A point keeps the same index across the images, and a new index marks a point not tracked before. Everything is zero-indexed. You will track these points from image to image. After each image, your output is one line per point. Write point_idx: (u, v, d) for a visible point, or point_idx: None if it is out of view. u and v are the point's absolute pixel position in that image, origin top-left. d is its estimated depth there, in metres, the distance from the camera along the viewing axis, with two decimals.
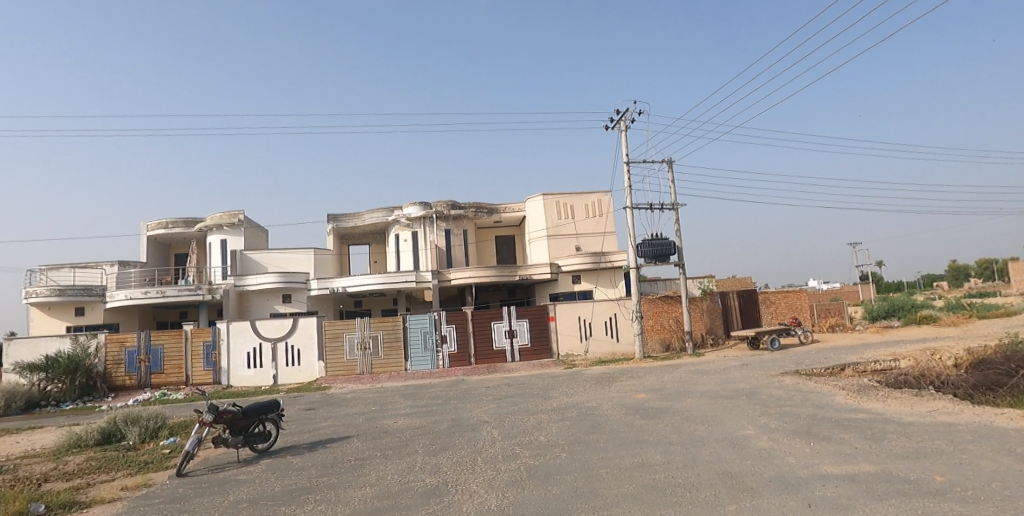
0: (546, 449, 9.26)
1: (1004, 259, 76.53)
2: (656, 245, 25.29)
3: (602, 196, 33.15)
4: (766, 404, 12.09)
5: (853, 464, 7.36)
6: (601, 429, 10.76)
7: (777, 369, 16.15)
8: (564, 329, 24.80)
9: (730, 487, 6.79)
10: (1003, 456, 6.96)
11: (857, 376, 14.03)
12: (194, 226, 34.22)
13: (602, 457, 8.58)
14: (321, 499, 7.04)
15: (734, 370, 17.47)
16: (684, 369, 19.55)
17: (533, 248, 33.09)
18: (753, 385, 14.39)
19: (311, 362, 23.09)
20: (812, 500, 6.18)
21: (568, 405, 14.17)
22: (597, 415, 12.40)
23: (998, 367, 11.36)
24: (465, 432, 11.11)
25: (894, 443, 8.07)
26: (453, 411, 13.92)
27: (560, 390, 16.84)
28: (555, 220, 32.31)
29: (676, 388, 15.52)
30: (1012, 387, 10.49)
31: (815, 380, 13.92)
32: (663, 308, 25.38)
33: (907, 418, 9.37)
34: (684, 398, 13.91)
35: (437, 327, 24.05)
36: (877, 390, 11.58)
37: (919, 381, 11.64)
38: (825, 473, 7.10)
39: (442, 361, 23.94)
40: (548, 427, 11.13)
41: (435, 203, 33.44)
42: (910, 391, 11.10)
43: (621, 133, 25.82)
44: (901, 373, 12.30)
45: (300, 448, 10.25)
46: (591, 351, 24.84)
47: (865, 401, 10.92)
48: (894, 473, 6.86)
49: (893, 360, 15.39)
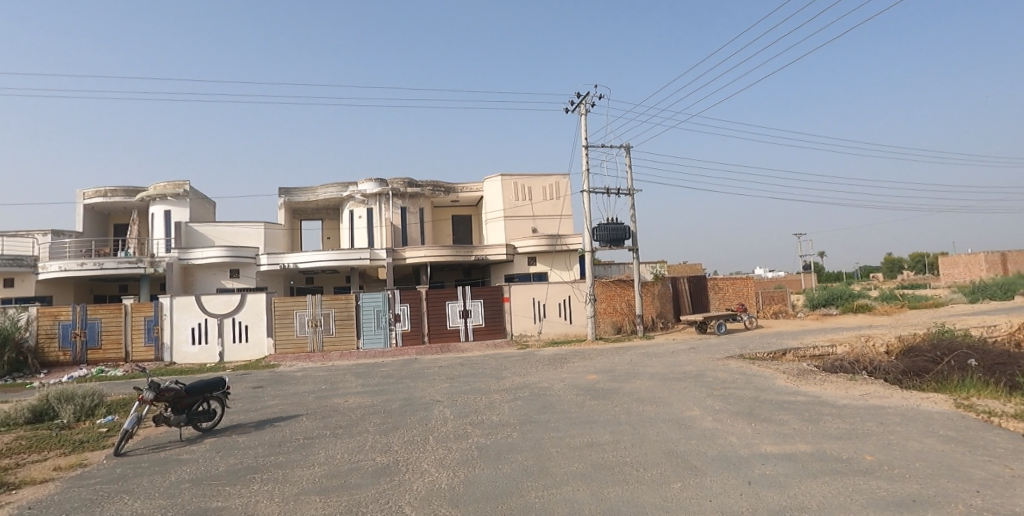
0: (497, 429, 9.34)
1: (934, 254, 81.55)
2: (611, 229, 25.66)
3: (560, 179, 33.27)
4: (711, 386, 12.56)
5: (790, 444, 7.74)
6: (552, 409, 10.93)
7: (723, 353, 16.80)
8: (518, 310, 24.96)
9: (674, 466, 7.03)
10: (927, 437, 7.46)
11: (796, 361, 14.76)
12: (135, 196, 32.48)
13: (552, 436, 8.74)
14: (269, 478, 6.90)
15: (682, 354, 18.02)
16: (634, 351, 20.06)
17: (489, 229, 33.05)
18: (699, 367, 14.90)
19: (259, 339, 22.48)
20: (751, 478, 6.47)
21: (521, 385, 14.32)
22: (548, 395, 12.60)
23: (925, 354, 12.12)
24: (417, 411, 11.08)
25: (829, 424, 8.55)
26: (406, 390, 13.84)
27: (513, 371, 16.99)
28: (512, 201, 32.32)
29: (625, 369, 15.95)
30: (937, 372, 11.19)
31: (758, 364, 14.57)
32: (616, 292, 25.86)
33: (841, 400, 9.92)
34: (634, 379, 14.30)
35: (391, 306, 23.79)
36: (814, 374, 12.20)
37: (853, 366, 12.34)
38: (764, 453, 7.44)
39: (395, 340, 23.74)
40: (500, 407, 11.23)
41: (391, 180, 32.87)
42: (845, 376, 11.71)
43: (582, 116, 25.89)
44: (837, 359, 12.99)
45: (246, 427, 9.99)
46: (544, 332, 25.13)
47: (803, 384, 11.48)
48: (827, 453, 7.25)
49: (830, 346, 16.20)
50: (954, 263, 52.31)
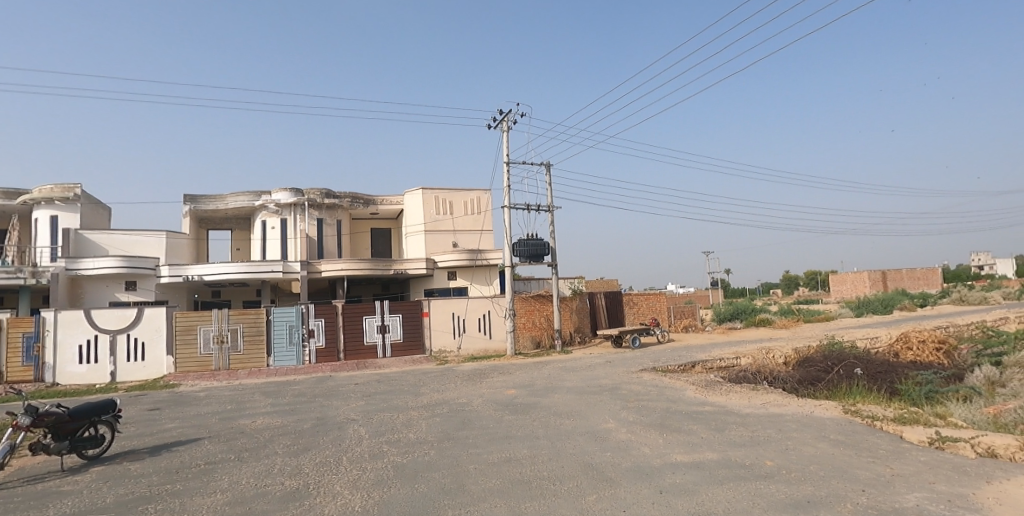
0: (415, 447, 9.08)
1: (825, 273, 88.95)
2: (531, 245, 26.01)
3: (481, 194, 33.38)
4: (626, 398, 12.90)
5: (699, 452, 8.06)
6: (470, 425, 10.79)
7: (637, 366, 17.34)
8: (438, 325, 24.63)
9: (590, 478, 7.11)
10: (819, 442, 8.02)
11: (704, 373, 15.50)
12: (14, 198, 29.20)
13: (470, 453, 8.60)
14: (163, 509, 6.29)
15: (599, 367, 18.43)
16: (553, 366, 20.30)
17: (409, 242, 32.54)
18: (615, 381, 15.29)
19: (157, 357, 20.73)
20: (663, 487, 6.66)
21: (439, 401, 14.05)
22: (467, 411, 12.43)
23: (818, 365, 13.09)
24: (330, 430, 10.56)
25: (733, 432, 9.00)
26: (319, 409, 13.19)
27: (431, 387, 16.66)
28: (433, 215, 32.05)
29: (544, 384, 16.07)
30: (828, 381, 12.09)
31: (669, 376, 15.16)
32: (535, 307, 26.17)
33: (745, 410, 10.49)
34: (552, 393, 14.43)
35: (304, 321, 22.73)
36: (720, 385, 12.84)
37: (755, 377, 13.11)
38: (675, 462, 7.69)
39: (308, 357, 22.68)
40: (418, 424, 10.94)
41: (308, 190, 31.64)
42: (748, 386, 12.41)
43: (504, 133, 26.21)
44: (741, 370, 13.76)
45: (139, 453, 9.10)
46: (464, 347, 24.93)
47: (711, 395, 12.05)
48: (732, 460, 7.61)
49: (735, 358, 17.16)
50: (842, 280, 57.30)
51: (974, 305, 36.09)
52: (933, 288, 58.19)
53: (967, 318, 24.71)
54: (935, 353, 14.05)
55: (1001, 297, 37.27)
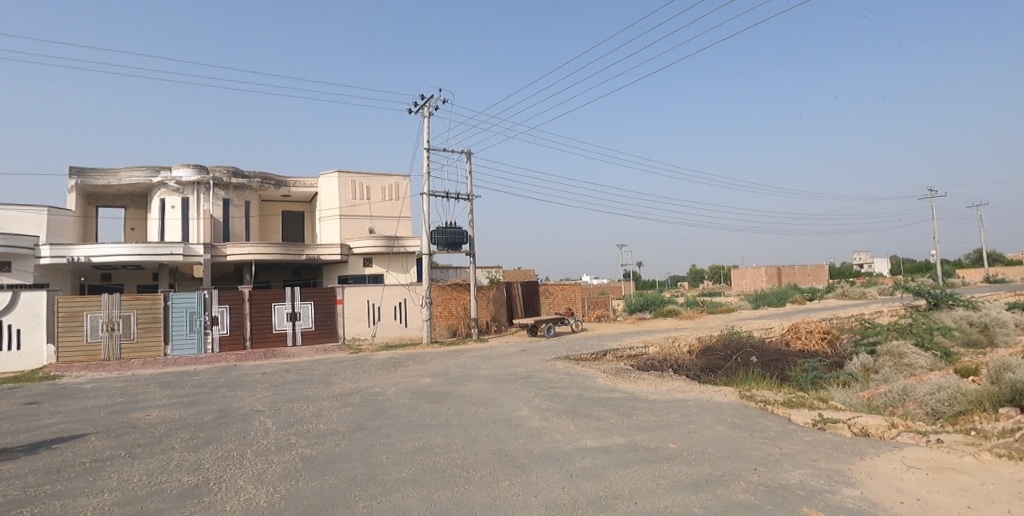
0: (325, 438, 8.76)
1: (728, 267, 95.00)
2: (450, 233, 25.81)
3: (400, 180, 32.69)
4: (540, 386, 13.15)
5: (607, 437, 8.36)
6: (384, 414, 10.58)
7: (551, 354, 17.72)
8: (352, 312, 23.90)
9: (503, 465, 7.18)
10: (717, 425, 8.57)
11: (614, 361, 16.10)
12: None
13: (383, 442, 8.43)
14: (40, 512, 5.68)
15: (514, 356, 18.65)
16: (469, 354, 20.31)
17: (323, 227, 31.29)
18: (529, 369, 15.55)
19: (36, 347, 18.63)
20: (573, 471, 6.85)
21: (351, 390, 13.67)
22: (380, 401, 12.17)
23: (718, 353, 13.97)
24: (235, 423, 9.98)
25: (640, 417, 9.42)
26: (222, 400, 12.42)
27: (344, 376, 16.16)
28: (349, 200, 30.98)
29: (459, 372, 16.05)
30: (727, 368, 12.92)
31: (582, 365, 15.62)
32: (452, 295, 26.07)
33: (651, 396, 11.00)
34: (467, 382, 14.44)
35: (207, 308, 21.31)
36: (630, 373, 13.40)
37: (662, 364, 13.79)
38: (585, 447, 7.93)
39: (211, 346, 21.30)
40: (329, 415, 10.57)
41: (213, 168, 29.58)
42: (655, 373, 13.03)
43: (425, 119, 25.75)
44: (649, 359, 14.42)
45: (11, 452, 8.15)
46: (378, 336, 24.39)
47: (620, 382, 12.54)
48: (638, 443, 7.97)
49: (643, 347, 17.96)
50: (742, 274, 61.39)
51: (853, 299, 39.84)
52: (820, 283, 63.65)
53: (847, 312, 27.21)
54: (819, 342, 15.39)
55: (875, 292, 41.36)
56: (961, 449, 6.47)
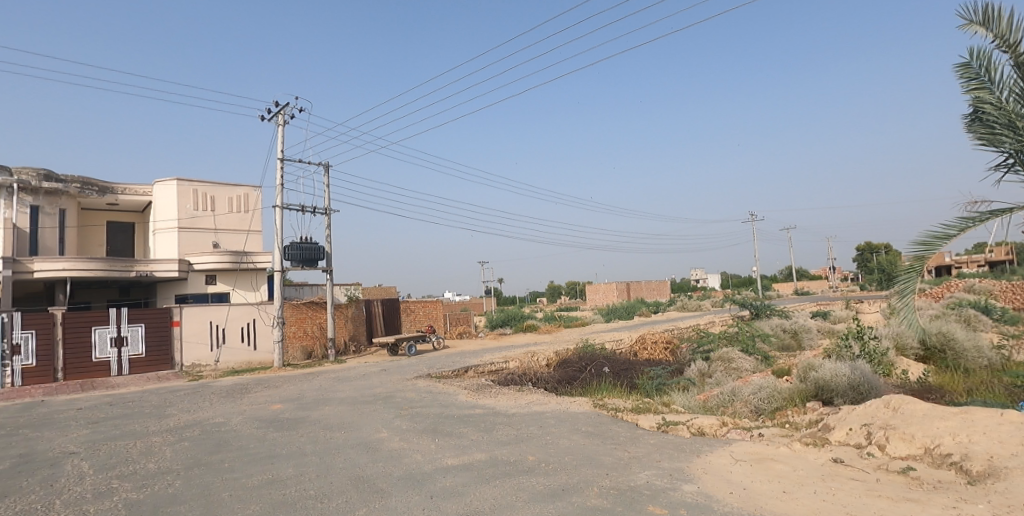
0: (155, 479, 7.62)
1: (583, 283, 100.57)
2: (305, 248, 24.32)
3: (250, 191, 30.21)
4: (400, 406, 12.71)
5: (468, 454, 8.25)
6: (228, 446, 9.50)
7: (412, 373, 17.28)
8: (191, 335, 21.42)
9: (361, 491, 6.74)
10: (573, 434, 8.87)
11: (476, 377, 16.12)
12: None
13: (225, 478, 7.53)
14: None
15: (374, 376, 17.91)
16: (325, 376, 19.14)
17: (157, 240, 27.87)
18: (390, 389, 15.01)
19: None
20: (434, 492, 6.63)
21: (189, 422, 12.14)
22: (224, 432, 10.94)
23: (574, 365, 14.57)
24: (37, 469, 8.33)
25: (500, 432, 9.44)
26: (21, 443, 10.35)
27: (180, 407, 14.35)
28: (190, 211, 27.98)
29: (315, 396, 15.02)
30: (582, 379, 13.49)
31: (443, 382, 15.41)
32: (307, 314, 24.51)
33: (511, 410, 11.13)
34: (323, 406, 13.54)
35: (4, 334, 17.82)
36: (491, 388, 13.46)
37: (521, 378, 14.05)
38: (446, 466, 7.74)
39: (9, 379, 17.77)
40: (161, 451, 9.25)
41: (18, 168, 24.90)
42: (515, 387, 13.23)
43: (279, 127, 24.20)
44: (509, 373, 14.61)
45: None
46: (223, 361, 22.13)
47: (481, 398, 12.54)
48: (499, 458, 7.95)
49: (503, 362, 18.20)
50: (596, 289, 65.32)
51: (690, 312, 44.06)
52: (663, 297, 69.66)
53: (685, 323, 29.98)
54: (663, 352, 16.70)
55: (708, 304, 46.16)
56: (778, 440, 7.30)
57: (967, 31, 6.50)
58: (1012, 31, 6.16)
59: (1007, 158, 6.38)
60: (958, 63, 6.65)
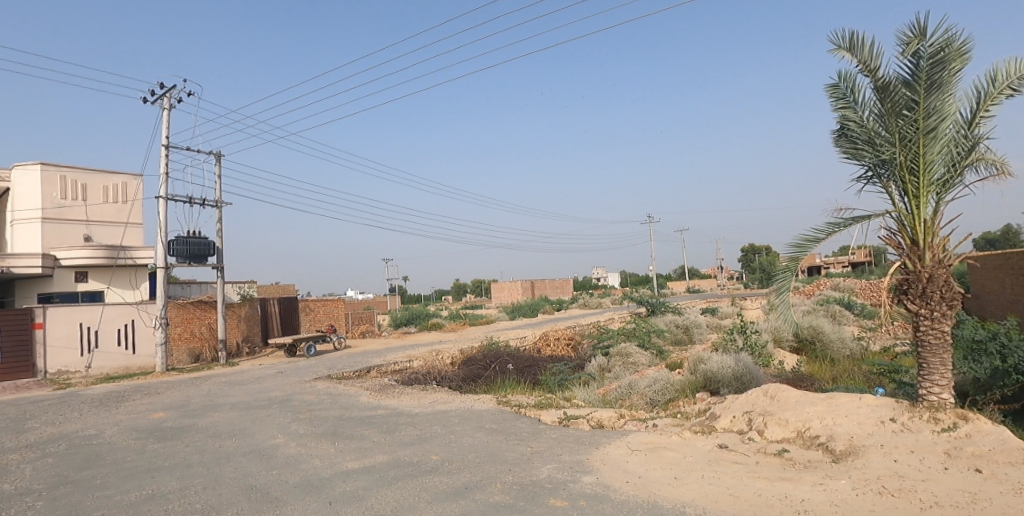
0: (8, 501, 6.67)
1: (488, 282, 101.48)
2: (192, 243, 22.50)
3: (129, 180, 27.51)
4: (297, 410, 12.07)
5: (370, 457, 7.97)
6: (99, 461, 8.54)
7: (311, 375, 16.48)
8: (56, 339, 19.13)
9: (252, 501, 6.29)
10: (477, 432, 8.83)
11: (379, 377, 15.68)
12: None
13: (95, 496, 6.75)
14: None
15: (269, 379, 16.88)
16: (214, 381, 17.81)
17: (14, 232, 24.68)
18: (286, 392, 14.21)
19: None
20: (332, 497, 6.32)
21: (52, 436, 10.80)
22: (95, 445, 9.83)
23: (479, 363, 14.56)
24: None
25: (403, 433, 9.22)
26: None
27: (41, 420, 12.73)
28: (56, 200, 25.03)
29: (203, 402, 13.90)
30: (487, 377, 13.49)
31: (344, 383, 14.84)
32: (195, 315, 22.71)
33: (415, 409, 10.91)
34: (212, 412, 12.56)
35: None
36: (394, 388, 13.13)
37: (426, 377, 13.82)
38: (345, 470, 7.42)
39: None
40: (17, 470, 8.14)
41: None
42: (418, 386, 12.98)
43: (164, 111, 22.22)
44: (413, 372, 14.34)
45: None
46: (95, 367, 19.99)
47: (384, 398, 12.19)
48: (401, 459, 7.75)
49: (408, 361, 17.85)
50: (501, 288, 65.99)
51: (591, 309, 45.62)
52: (566, 295, 71.68)
53: (586, 320, 30.99)
54: (565, 348, 17.12)
55: (608, 301, 48.11)
56: (669, 429, 7.68)
57: (835, 55, 7.14)
58: (872, 58, 6.84)
59: (867, 172, 7.09)
60: (828, 84, 7.28)
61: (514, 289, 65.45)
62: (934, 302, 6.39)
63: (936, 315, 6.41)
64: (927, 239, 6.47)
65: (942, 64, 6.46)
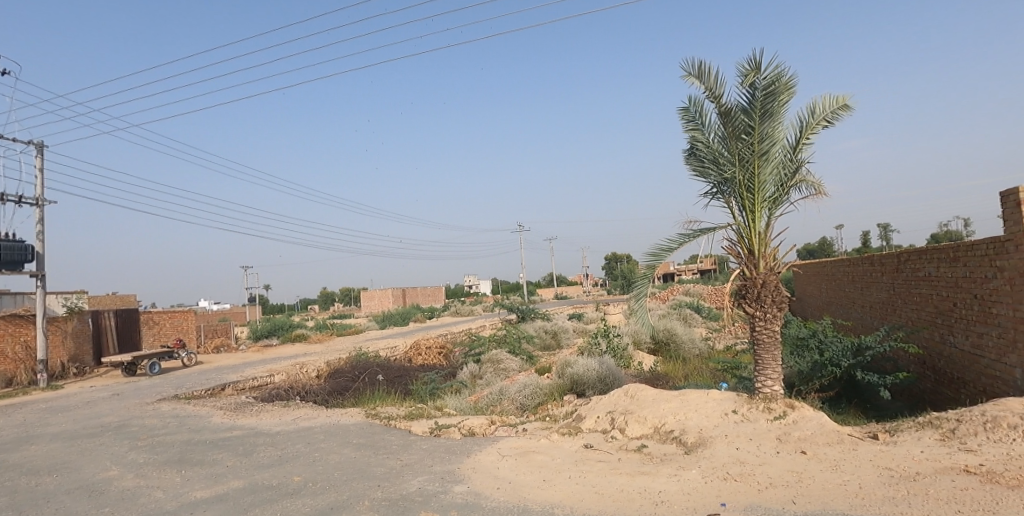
0: None
1: (358, 291, 98.29)
2: (4, 248, 19.19)
3: None
4: (136, 436, 10.69)
5: (222, 483, 7.24)
6: None
7: (154, 396, 14.73)
8: None
9: None
10: (344, 448, 8.39)
11: (235, 395, 14.41)
12: None
13: None
14: None
15: (100, 403, 14.80)
16: (29, 408, 15.26)
17: None
18: (122, 417, 12.54)
19: None
20: None
21: None
22: None
23: (347, 375, 13.93)
24: None
25: (262, 454, 8.50)
26: None
27: None
28: None
29: (12, 435, 11.81)
30: (355, 389, 12.94)
31: (193, 403, 13.43)
32: (7, 331, 19.38)
33: (276, 428, 10.14)
34: (24, 445, 10.71)
35: None
36: (252, 406, 12.12)
37: (289, 393, 12.94)
38: (193, 500, 6.67)
39: None
40: None
41: None
42: (280, 403, 12.11)
43: None
44: (274, 388, 13.37)
45: None
46: None
47: (240, 418, 11.20)
48: (259, 483, 7.13)
49: (268, 376, 16.62)
50: (371, 296, 64.15)
51: (463, 317, 45.84)
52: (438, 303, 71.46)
53: (458, 327, 31.08)
54: (437, 356, 16.96)
55: (479, 309, 48.72)
56: (538, 433, 7.85)
57: (686, 81, 7.79)
58: (717, 86, 7.55)
59: (712, 189, 7.80)
60: (680, 107, 7.91)
61: (385, 298, 64.05)
62: (767, 305, 7.16)
63: (768, 317, 7.18)
64: (761, 249, 7.25)
65: (773, 96, 7.28)
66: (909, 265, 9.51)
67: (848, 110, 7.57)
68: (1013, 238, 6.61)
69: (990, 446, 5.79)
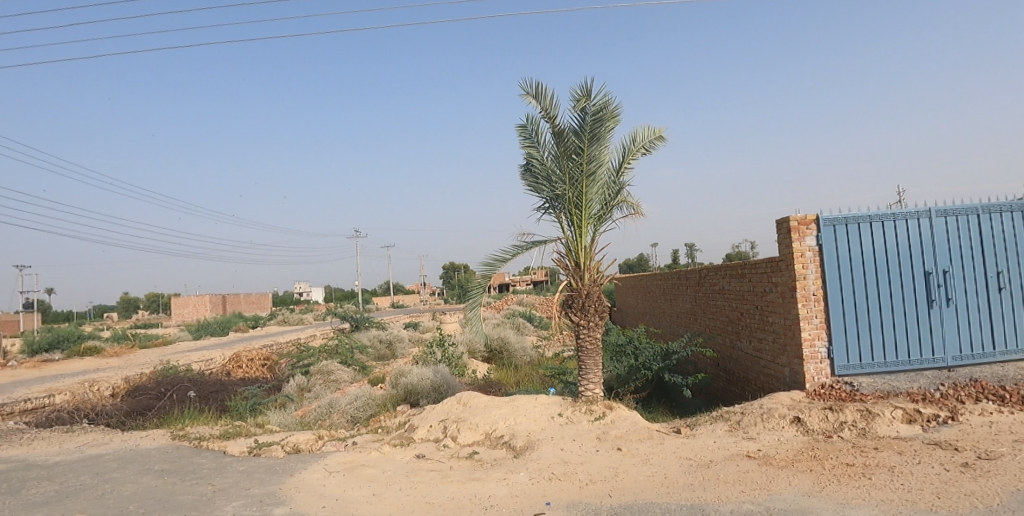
0: None
1: (171, 296, 87.61)
2: None
3: None
4: None
5: None
6: None
7: None
8: None
9: None
10: (143, 476, 7.35)
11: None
12: None
13: None
14: None
15: None
16: None
17: None
18: None
19: None
20: None
21: None
22: None
23: (150, 392, 12.27)
24: None
25: (33, 491, 7.12)
26: None
27: None
28: None
29: None
30: (160, 408, 11.46)
31: None
32: None
33: (53, 458, 8.58)
34: None
35: None
36: (20, 434, 10.12)
37: (72, 416, 11.04)
38: None
39: None
40: None
41: None
42: (60, 428, 10.28)
43: None
44: (52, 411, 11.31)
45: None
46: None
47: (3, 449, 9.29)
48: None
49: (46, 397, 14.04)
50: (184, 303, 57.55)
51: (293, 326, 42.96)
52: (265, 311, 66.31)
53: (287, 337, 29.10)
54: (260, 369, 15.68)
55: (311, 317, 46.15)
56: (369, 446, 7.60)
57: (524, 100, 8.15)
58: (552, 108, 8.02)
59: (545, 204, 8.23)
60: (518, 124, 8.25)
61: (201, 305, 57.93)
62: (590, 315, 7.73)
63: (591, 325, 7.76)
64: (587, 263, 7.81)
65: (601, 121, 7.89)
66: (707, 280, 10.90)
67: (662, 140, 8.50)
68: (785, 258, 7.89)
69: (765, 433, 6.81)
